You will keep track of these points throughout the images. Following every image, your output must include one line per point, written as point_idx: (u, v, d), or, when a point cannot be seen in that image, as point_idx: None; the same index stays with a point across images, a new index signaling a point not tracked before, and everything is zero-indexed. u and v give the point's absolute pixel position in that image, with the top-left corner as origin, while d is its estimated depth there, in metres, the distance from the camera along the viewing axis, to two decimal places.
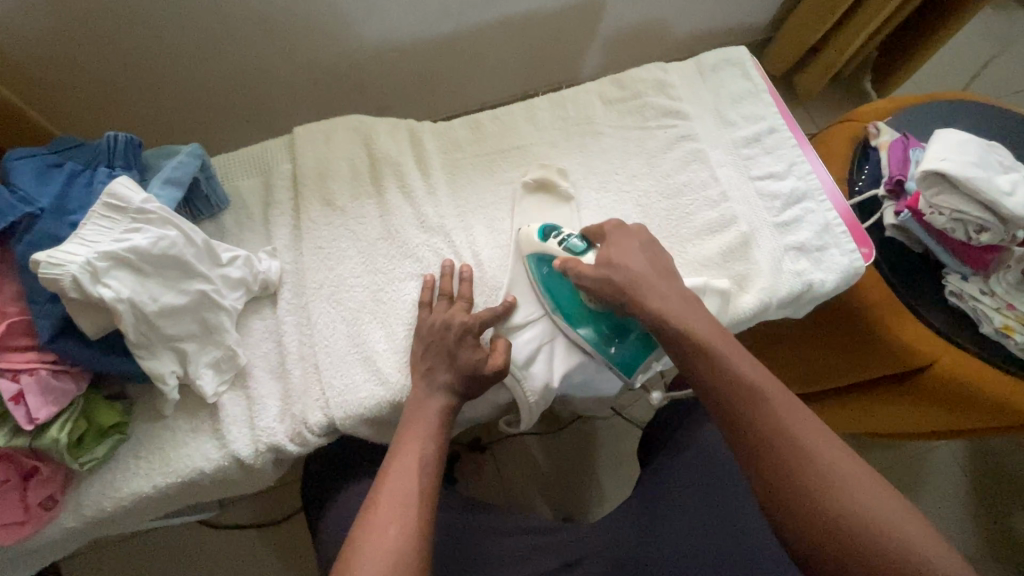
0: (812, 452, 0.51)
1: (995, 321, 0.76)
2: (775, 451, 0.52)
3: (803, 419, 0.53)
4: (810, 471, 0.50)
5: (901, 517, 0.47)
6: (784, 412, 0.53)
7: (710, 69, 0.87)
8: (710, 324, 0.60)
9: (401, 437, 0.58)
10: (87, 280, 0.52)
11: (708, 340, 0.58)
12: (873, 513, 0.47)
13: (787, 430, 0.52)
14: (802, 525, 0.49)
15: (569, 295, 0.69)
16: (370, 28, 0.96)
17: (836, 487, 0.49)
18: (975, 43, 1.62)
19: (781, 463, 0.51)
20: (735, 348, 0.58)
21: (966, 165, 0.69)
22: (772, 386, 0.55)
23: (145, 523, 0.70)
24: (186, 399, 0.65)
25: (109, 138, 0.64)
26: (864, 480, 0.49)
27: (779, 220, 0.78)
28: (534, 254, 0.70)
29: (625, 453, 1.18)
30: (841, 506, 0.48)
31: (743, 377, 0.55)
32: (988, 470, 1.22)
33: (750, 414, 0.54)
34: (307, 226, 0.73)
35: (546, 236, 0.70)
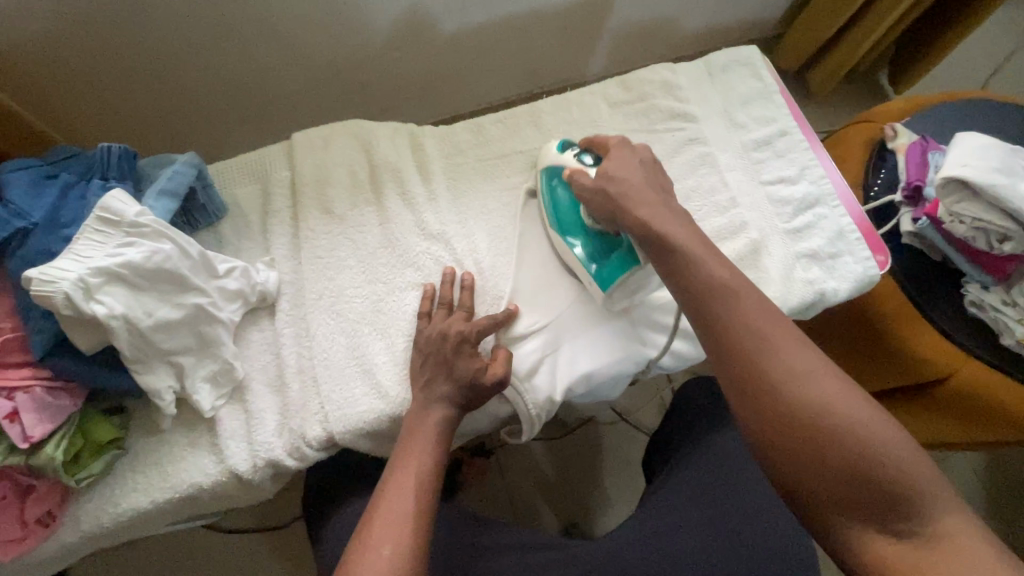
0: (782, 349, 0.50)
1: (1017, 332, 0.73)
2: (746, 349, 0.50)
3: (777, 317, 0.52)
4: (778, 368, 0.49)
5: (867, 416, 0.46)
6: (757, 312, 0.52)
7: (720, 69, 0.84)
8: (701, 242, 0.58)
9: (399, 453, 0.57)
10: (80, 297, 0.51)
11: (698, 254, 0.56)
12: (839, 409, 0.47)
13: (760, 329, 0.51)
14: (769, 421, 0.48)
15: (573, 209, 0.71)
16: (371, 29, 0.95)
17: (804, 383, 0.48)
18: (997, 36, 1.56)
19: (750, 358, 0.50)
20: (711, 250, 0.57)
21: (988, 172, 0.66)
22: (754, 294, 0.53)
23: (160, 527, 0.66)
24: (183, 413, 0.64)
25: (103, 149, 0.63)
26: (832, 377, 0.49)
27: (790, 226, 0.75)
28: (549, 165, 0.73)
29: (631, 459, 1.17)
30: (810, 402, 0.47)
31: (716, 277, 0.54)
32: (1006, 478, 1.19)
33: (722, 313, 0.52)
34: (306, 235, 0.72)
35: (563, 150, 0.72)
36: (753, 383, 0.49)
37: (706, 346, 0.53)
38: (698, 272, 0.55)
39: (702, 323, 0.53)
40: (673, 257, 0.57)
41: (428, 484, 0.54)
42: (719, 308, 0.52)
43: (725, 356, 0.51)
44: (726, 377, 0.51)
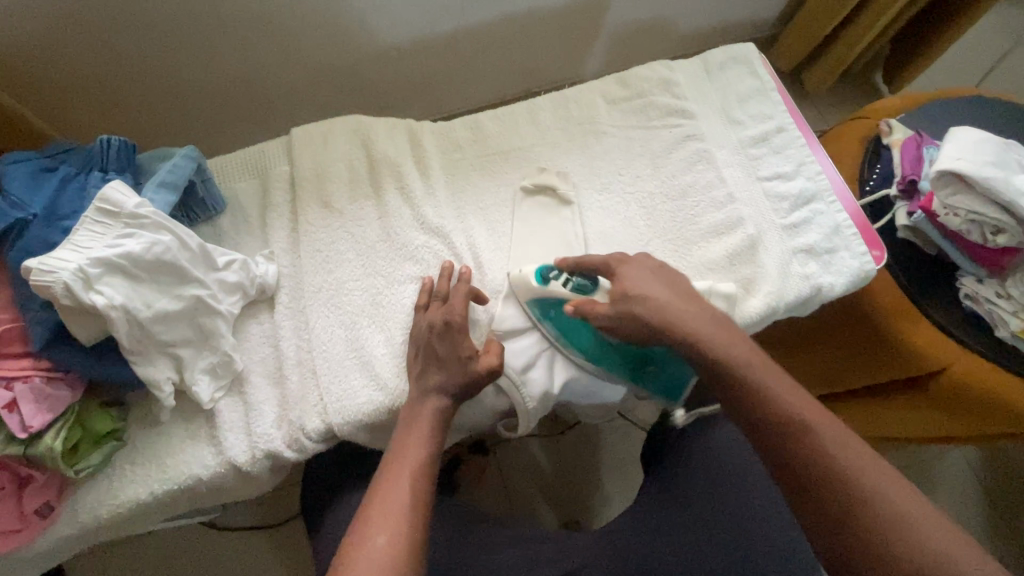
0: (868, 488, 0.48)
1: (1011, 324, 0.73)
2: (828, 490, 0.49)
3: (856, 452, 0.50)
4: (866, 509, 0.47)
5: (977, 565, 0.43)
6: (834, 444, 0.50)
7: (717, 66, 0.85)
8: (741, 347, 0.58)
9: (396, 445, 0.57)
10: (80, 287, 0.51)
11: (737, 361, 0.57)
12: (943, 557, 0.44)
13: (841, 468, 0.49)
14: (868, 571, 0.46)
15: (591, 339, 0.68)
16: (370, 28, 0.95)
17: (898, 528, 0.46)
18: (991, 37, 1.57)
19: (835, 501, 0.48)
20: (776, 375, 0.56)
21: (982, 165, 0.67)
22: (810, 411, 0.53)
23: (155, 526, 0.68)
24: (183, 405, 0.64)
25: (103, 141, 0.63)
26: (928, 519, 0.46)
27: (787, 221, 0.76)
28: (537, 297, 0.67)
29: (630, 456, 1.17)
30: (908, 550, 0.45)
31: (785, 406, 0.53)
32: (1005, 475, 1.20)
33: (798, 449, 0.51)
34: (305, 229, 0.72)
35: (547, 281, 0.67)
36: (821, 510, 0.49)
37: (785, 483, 0.52)
38: (767, 401, 0.54)
39: (777, 459, 0.52)
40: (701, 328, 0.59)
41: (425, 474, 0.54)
42: (795, 446, 0.51)
43: (805, 496, 0.50)
44: (812, 519, 0.49)
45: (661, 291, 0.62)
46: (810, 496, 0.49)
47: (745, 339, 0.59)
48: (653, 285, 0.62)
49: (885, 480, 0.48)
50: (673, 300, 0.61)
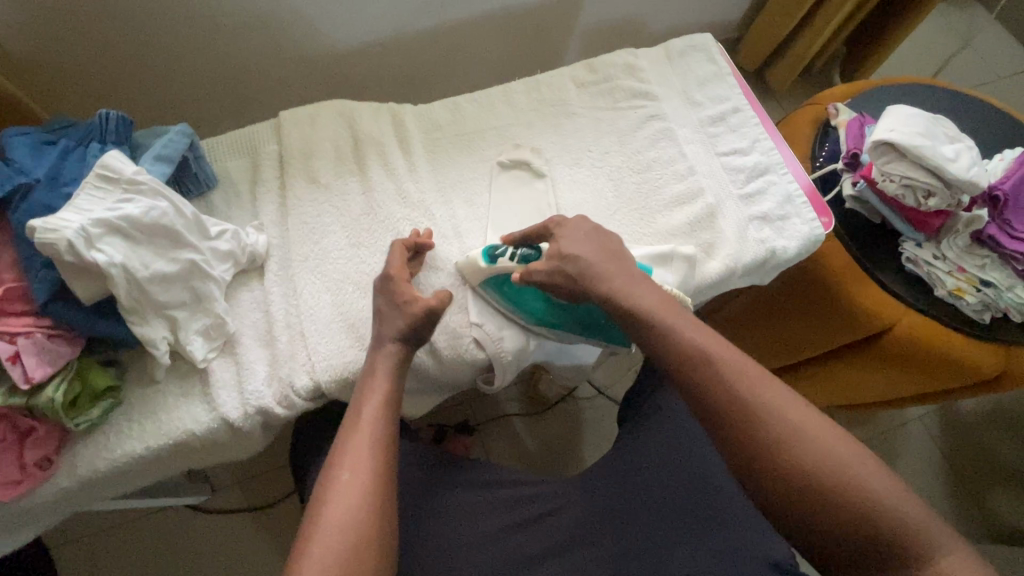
0: (767, 412, 0.51)
1: (948, 284, 0.81)
2: (738, 419, 0.52)
3: (761, 381, 0.53)
4: (767, 432, 0.50)
5: (858, 464, 0.48)
6: (741, 378, 0.53)
7: (678, 53, 0.91)
8: (665, 301, 0.60)
9: (354, 403, 0.59)
10: (82, 245, 0.55)
11: (655, 310, 0.59)
12: (833, 463, 0.48)
13: (743, 399, 0.52)
14: (769, 485, 0.50)
15: (527, 299, 0.73)
16: (353, 24, 1.00)
17: (795, 444, 0.49)
18: (939, 39, 1.69)
19: (741, 427, 0.51)
20: (689, 319, 0.58)
21: (913, 135, 0.74)
22: (723, 350, 0.55)
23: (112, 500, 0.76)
24: (177, 366, 0.67)
25: (102, 115, 0.67)
26: (820, 430, 0.50)
27: (743, 192, 0.82)
28: (486, 278, 0.72)
29: (608, 429, 1.22)
30: (799, 465, 0.49)
31: (694, 345, 0.56)
32: (957, 441, 1.29)
33: (707, 384, 0.53)
34: (293, 202, 0.76)
35: (492, 260, 0.71)
36: (736, 439, 0.51)
37: (697, 413, 0.55)
38: (679, 341, 0.56)
39: (688, 394, 0.55)
40: (630, 290, 0.61)
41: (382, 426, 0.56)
42: (709, 381, 0.54)
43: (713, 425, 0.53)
44: (721, 445, 0.53)
45: (589, 252, 0.65)
46: (717, 425, 0.53)
47: (659, 291, 0.62)
48: (586, 245, 0.66)
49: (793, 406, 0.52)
50: (602, 260, 0.64)
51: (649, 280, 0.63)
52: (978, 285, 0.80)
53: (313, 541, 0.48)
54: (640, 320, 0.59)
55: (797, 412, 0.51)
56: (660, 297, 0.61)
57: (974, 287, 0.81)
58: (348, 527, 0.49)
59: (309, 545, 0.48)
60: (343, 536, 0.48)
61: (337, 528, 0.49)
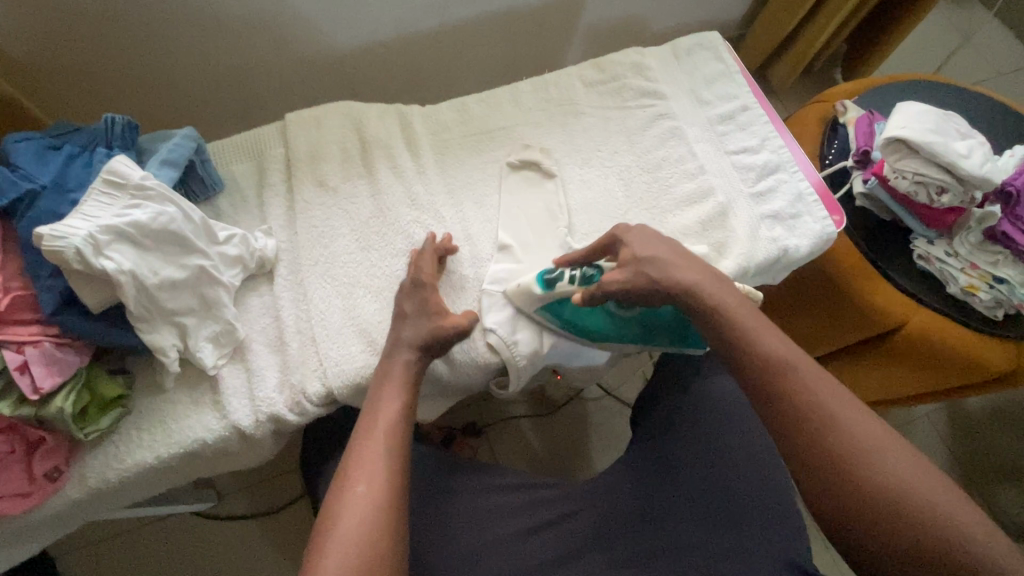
0: (850, 426, 0.50)
1: (960, 280, 0.81)
2: (812, 430, 0.51)
3: (843, 395, 0.52)
4: (846, 445, 0.49)
5: (943, 494, 0.46)
6: (819, 390, 0.52)
7: (686, 51, 0.91)
8: (746, 307, 0.59)
9: (368, 410, 0.58)
10: (90, 252, 0.54)
11: (734, 316, 0.58)
12: (916, 487, 0.47)
13: (824, 410, 0.51)
14: (841, 500, 0.48)
15: (592, 321, 0.72)
16: (357, 25, 0.99)
17: (876, 462, 0.48)
18: (939, 35, 1.69)
19: (820, 437, 0.50)
20: (769, 327, 0.57)
21: (925, 131, 0.74)
22: (802, 360, 0.55)
23: (121, 510, 0.75)
24: (187, 373, 0.66)
25: (107, 120, 0.66)
26: (903, 454, 0.49)
27: (754, 191, 0.81)
28: (544, 305, 0.70)
29: (617, 430, 1.21)
30: (873, 482, 0.48)
31: (771, 352, 0.55)
32: (965, 437, 1.28)
33: (789, 392, 0.53)
34: (301, 206, 0.75)
35: (550, 286, 0.69)
36: (810, 450, 0.51)
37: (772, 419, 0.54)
38: (758, 348, 0.56)
39: (764, 399, 0.54)
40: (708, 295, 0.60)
41: (397, 433, 0.56)
42: (788, 389, 0.53)
43: (788, 432, 0.52)
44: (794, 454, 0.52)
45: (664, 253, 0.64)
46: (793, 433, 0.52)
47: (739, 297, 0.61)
48: (659, 244, 0.65)
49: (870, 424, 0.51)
50: (678, 264, 0.63)
51: (727, 285, 0.62)
52: (990, 281, 0.80)
53: (327, 550, 0.48)
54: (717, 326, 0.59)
55: (873, 430, 0.50)
56: (740, 301, 0.60)
57: (987, 283, 0.80)
58: (363, 535, 0.48)
59: (323, 553, 0.47)
60: (358, 544, 0.48)
61: (354, 536, 0.48)
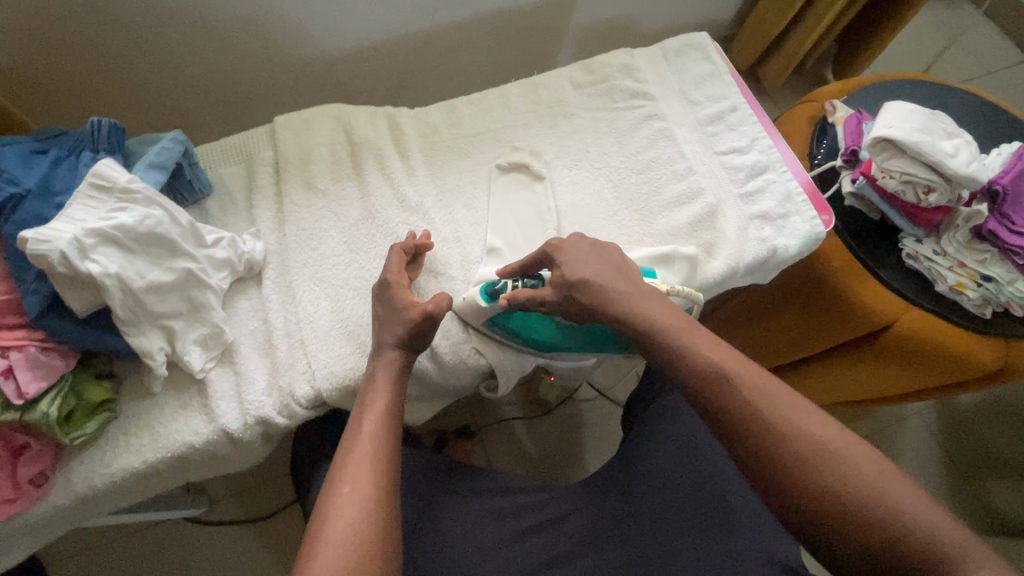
0: (789, 428, 0.50)
1: (949, 279, 0.81)
2: (756, 437, 0.51)
3: (780, 395, 0.52)
4: (789, 448, 0.49)
5: (887, 481, 0.47)
6: (758, 394, 0.52)
7: (674, 52, 0.91)
8: (678, 317, 0.59)
9: (353, 416, 0.58)
10: (75, 256, 0.53)
11: (670, 330, 0.58)
12: (860, 479, 0.47)
13: (764, 415, 0.51)
14: (793, 503, 0.48)
15: (537, 331, 0.71)
16: (348, 27, 0.99)
17: (819, 460, 0.48)
18: (929, 35, 1.70)
19: (763, 443, 0.50)
20: (702, 334, 0.57)
21: (912, 131, 0.74)
22: (738, 364, 0.54)
23: (109, 516, 0.75)
24: (175, 377, 0.66)
25: (94, 123, 0.65)
26: (846, 447, 0.49)
27: (743, 191, 0.82)
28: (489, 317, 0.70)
29: (610, 431, 1.21)
30: (823, 481, 0.47)
31: (707, 362, 0.55)
32: (957, 435, 1.29)
33: (729, 404, 0.52)
34: (290, 208, 0.75)
35: (490, 298, 0.68)
36: (756, 458, 0.50)
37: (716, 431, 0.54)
38: (695, 359, 0.56)
39: (706, 411, 0.54)
40: (646, 312, 0.60)
41: (384, 438, 0.55)
42: (726, 399, 0.53)
43: (732, 444, 0.52)
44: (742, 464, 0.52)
45: (596, 270, 0.64)
46: (736, 445, 0.52)
47: (669, 305, 0.61)
48: (591, 260, 0.65)
49: (812, 419, 0.51)
50: (616, 281, 0.63)
51: (657, 295, 0.62)
52: (978, 279, 0.80)
53: (316, 555, 0.47)
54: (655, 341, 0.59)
55: (816, 425, 0.50)
56: (672, 313, 0.60)
57: (975, 282, 0.81)
58: (351, 540, 0.48)
59: (312, 558, 0.47)
60: (347, 548, 0.47)
61: (341, 539, 0.48)
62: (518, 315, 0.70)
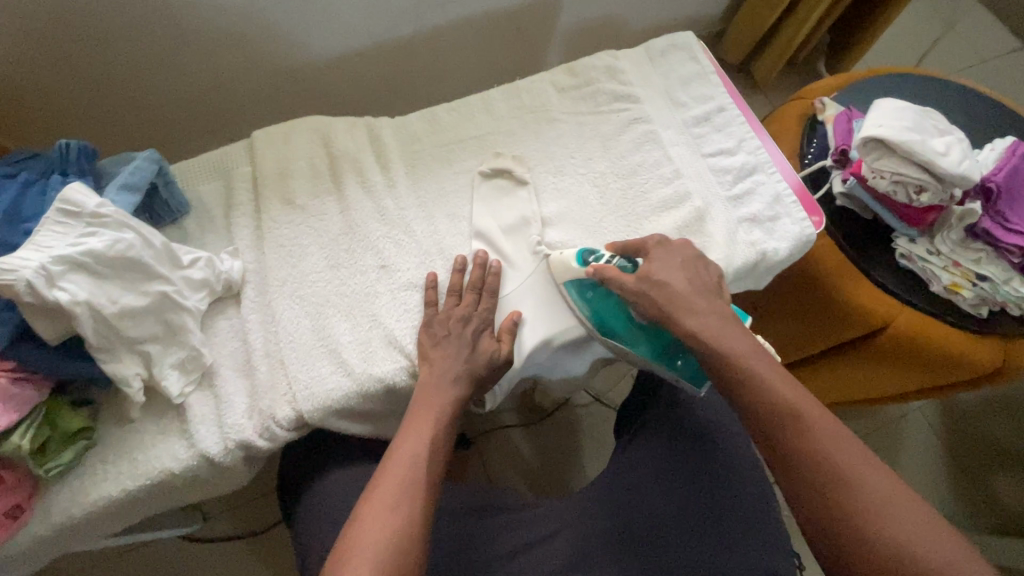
0: (857, 475, 0.49)
1: (943, 279, 0.80)
2: (820, 477, 0.50)
3: (851, 443, 0.51)
4: (851, 496, 0.49)
5: (955, 553, 0.45)
6: (828, 437, 0.52)
7: (660, 53, 0.89)
8: (754, 347, 0.60)
9: (409, 422, 0.58)
10: (43, 284, 0.52)
11: (743, 356, 0.58)
12: (924, 543, 0.46)
13: (830, 457, 0.51)
14: (848, 553, 0.48)
15: (613, 311, 0.70)
16: (329, 35, 0.98)
17: (881, 513, 0.47)
18: (923, 24, 1.67)
19: (824, 487, 0.50)
20: (777, 369, 0.58)
21: (902, 130, 0.72)
22: (810, 404, 0.54)
23: (93, 542, 0.74)
24: (153, 402, 0.65)
25: (62, 146, 0.64)
26: (913, 508, 0.47)
27: (731, 194, 0.80)
28: (573, 279, 0.70)
29: (607, 436, 1.20)
30: (885, 535, 0.46)
31: (778, 396, 0.55)
32: (959, 431, 1.27)
33: (795, 439, 0.52)
34: (268, 225, 0.74)
35: (586, 261, 0.70)
36: (817, 496, 0.50)
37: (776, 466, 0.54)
38: (766, 392, 0.55)
39: (772, 448, 0.54)
40: (722, 337, 0.60)
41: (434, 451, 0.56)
42: (795, 438, 0.52)
43: (790, 482, 0.52)
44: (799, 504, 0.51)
45: (678, 284, 0.65)
46: (796, 484, 0.52)
47: (748, 336, 0.61)
48: (674, 275, 0.66)
49: (882, 473, 0.50)
50: (691, 295, 0.64)
51: (738, 326, 0.62)
52: (974, 279, 0.79)
53: (358, 543, 0.48)
54: (723, 355, 0.59)
55: (884, 480, 0.49)
56: (746, 338, 0.60)
57: (971, 282, 0.79)
58: (394, 537, 0.49)
59: (353, 542, 0.48)
60: (390, 544, 0.48)
61: (384, 533, 0.49)
62: (602, 286, 0.70)
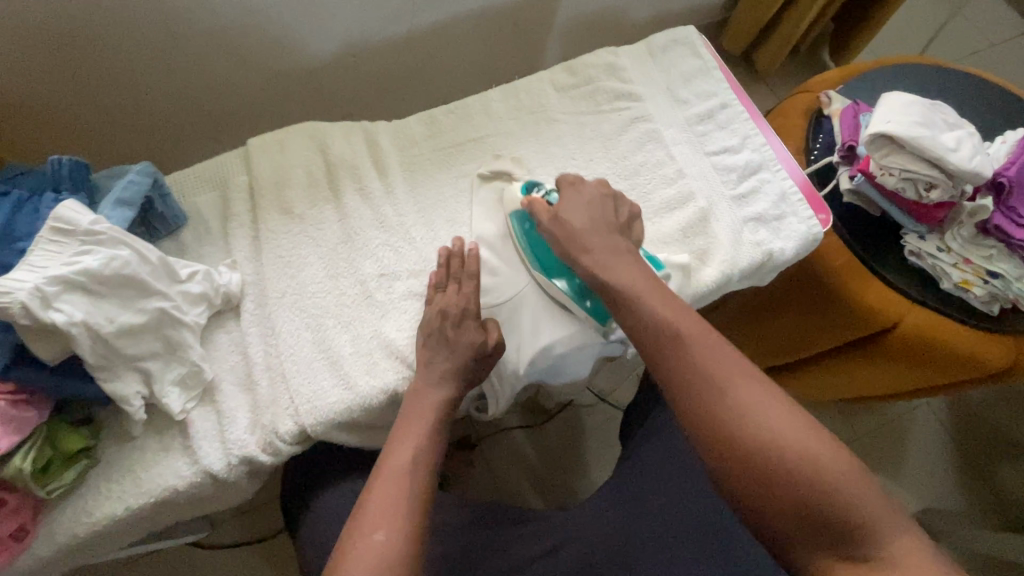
0: (757, 415, 0.49)
1: (954, 277, 0.78)
2: (699, 390, 0.51)
3: (737, 360, 0.52)
4: (734, 408, 0.50)
5: (820, 449, 0.47)
6: (706, 353, 0.53)
7: (661, 49, 0.87)
8: (643, 278, 0.61)
9: (396, 432, 0.56)
10: (38, 305, 0.51)
11: (632, 289, 0.59)
12: (822, 471, 0.46)
13: (710, 372, 0.52)
14: (724, 460, 0.49)
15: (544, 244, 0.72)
16: (323, 36, 0.96)
17: (753, 415, 0.49)
18: (928, 10, 1.64)
19: (711, 407, 0.50)
20: (660, 293, 0.59)
21: (910, 125, 0.70)
22: (691, 326, 0.55)
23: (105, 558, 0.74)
24: (155, 418, 0.64)
25: (54, 162, 0.63)
26: (783, 413, 0.49)
27: (735, 193, 0.79)
28: (516, 210, 0.74)
29: (612, 437, 1.19)
30: (756, 436, 0.48)
31: (661, 319, 0.56)
32: (968, 426, 1.26)
33: (678, 357, 0.53)
34: (266, 235, 0.73)
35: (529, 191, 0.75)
36: (698, 408, 0.51)
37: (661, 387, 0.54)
38: (647, 317, 0.57)
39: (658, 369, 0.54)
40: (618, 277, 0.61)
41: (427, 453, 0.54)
42: (676, 358, 0.53)
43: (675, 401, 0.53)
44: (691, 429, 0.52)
45: (580, 221, 0.67)
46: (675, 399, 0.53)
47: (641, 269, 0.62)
48: (581, 217, 0.67)
49: (757, 382, 0.51)
50: (590, 234, 0.66)
51: (632, 257, 0.63)
52: (984, 277, 0.77)
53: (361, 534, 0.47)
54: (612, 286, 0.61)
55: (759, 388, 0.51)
56: (637, 273, 0.61)
57: (982, 279, 0.78)
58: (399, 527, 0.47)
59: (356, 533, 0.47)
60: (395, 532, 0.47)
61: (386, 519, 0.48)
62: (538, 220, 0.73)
